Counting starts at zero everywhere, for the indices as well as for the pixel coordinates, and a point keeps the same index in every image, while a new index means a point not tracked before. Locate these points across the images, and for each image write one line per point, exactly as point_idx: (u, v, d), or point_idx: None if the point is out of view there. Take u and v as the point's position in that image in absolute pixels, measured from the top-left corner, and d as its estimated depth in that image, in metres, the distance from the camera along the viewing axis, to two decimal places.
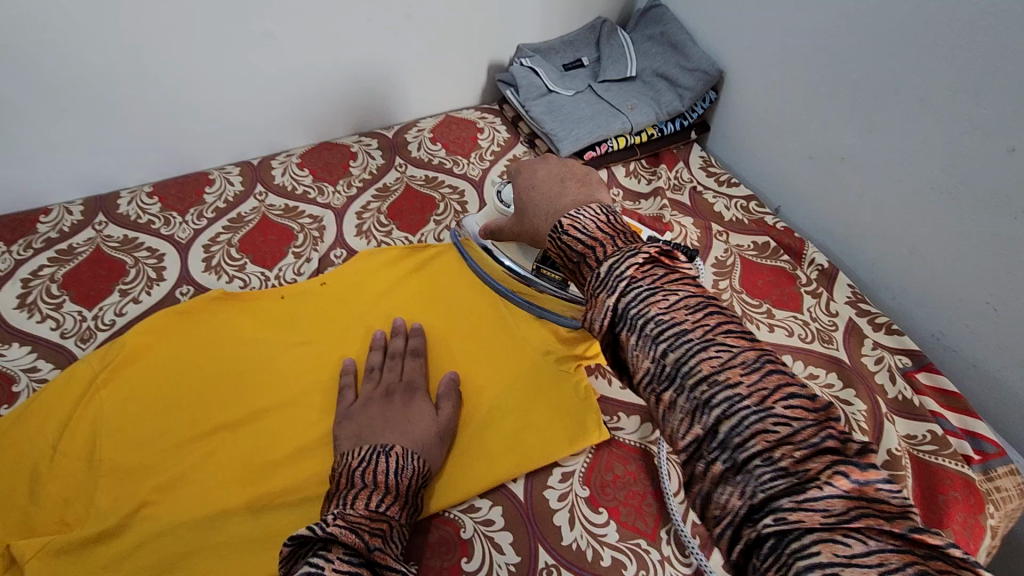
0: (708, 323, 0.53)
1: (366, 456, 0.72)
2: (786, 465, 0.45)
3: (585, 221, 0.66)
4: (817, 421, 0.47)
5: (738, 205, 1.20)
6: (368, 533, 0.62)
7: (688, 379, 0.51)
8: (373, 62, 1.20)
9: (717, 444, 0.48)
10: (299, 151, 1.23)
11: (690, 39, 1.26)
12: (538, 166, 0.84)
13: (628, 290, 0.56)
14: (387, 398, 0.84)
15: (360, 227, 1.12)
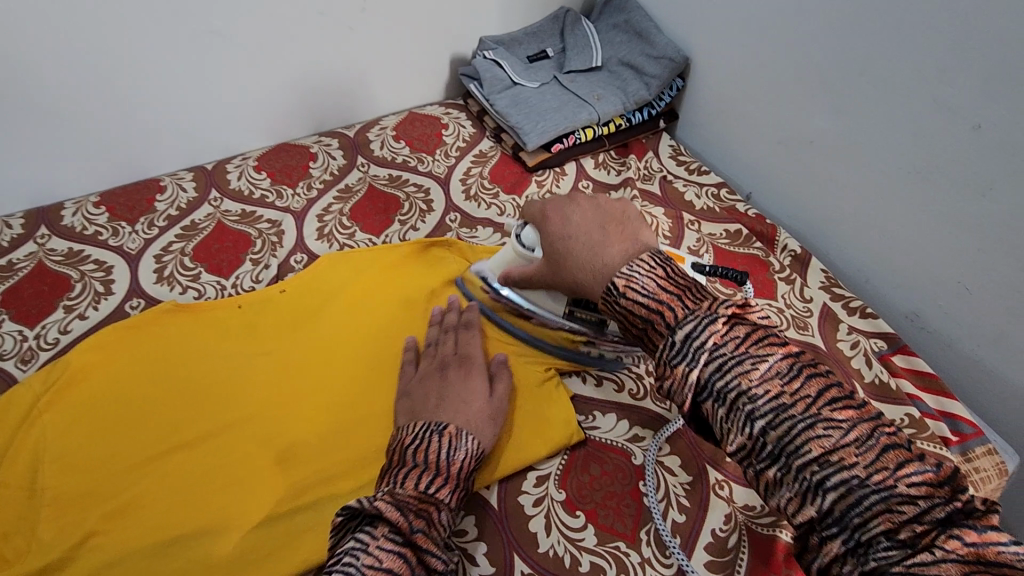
0: (809, 395, 0.49)
1: (420, 433, 0.63)
2: (904, 538, 0.43)
3: (640, 280, 0.59)
4: (942, 496, 0.44)
5: (709, 193, 1.01)
6: (416, 511, 0.56)
7: (794, 459, 0.47)
8: (464, 16, 1.10)
9: (834, 523, 0.46)
10: (390, 123, 1.12)
11: (655, 26, 1.08)
12: (571, 209, 0.71)
13: (711, 360, 0.52)
14: (440, 374, 0.71)
15: (468, 192, 1.01)
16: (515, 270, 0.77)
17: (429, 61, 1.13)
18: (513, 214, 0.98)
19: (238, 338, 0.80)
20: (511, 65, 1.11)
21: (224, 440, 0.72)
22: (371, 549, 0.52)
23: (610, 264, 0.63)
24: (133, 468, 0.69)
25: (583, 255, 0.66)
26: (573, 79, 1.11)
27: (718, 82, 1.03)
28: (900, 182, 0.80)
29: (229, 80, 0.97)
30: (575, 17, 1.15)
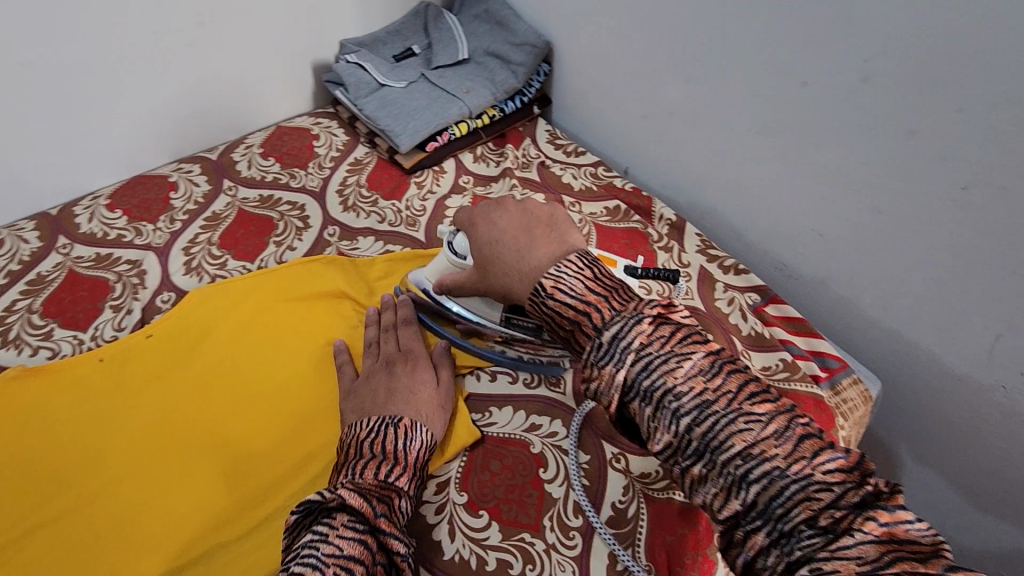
0: (730, 391, 0.53)
1: (374, 427, 0.63)
2: (824, 524, 0.47)
3: (569, 281, 0.60)
4: (852, 480, 0.49)
5: (587, 173, 1.03)
6: (376, 498, 0.57)
7: (719, 454, 0.51)
8: (318, 21, 1.06)
9: (758, 515, 0.49)
10: (256, 140, 1.06)
11: (513, 13, 1.08)
12: (498, 215, 0.72)
13: (638, 359, 0.54)
14: (388, 370, 0.71)
15: (345, 203, 0.98)
16: (446, 277, 0.76)
17: (288, 70, 1.08)
18: (395, 220, 0.95)
19: (104, 393, 0.74)
20: (376, 67, 1.08)
21: (100, 503, 0.66)
22: (332, 537, 0.53)
23: (539, 266, 0.64)
24: None
25: (510, 258, 0.67)
26: (442, 74, 1.09)
27: (581, 63, 1.04)
28: (750, 143, 0.84)
29: (58, 114, 0.89)
30: (437, 10, 1.13)
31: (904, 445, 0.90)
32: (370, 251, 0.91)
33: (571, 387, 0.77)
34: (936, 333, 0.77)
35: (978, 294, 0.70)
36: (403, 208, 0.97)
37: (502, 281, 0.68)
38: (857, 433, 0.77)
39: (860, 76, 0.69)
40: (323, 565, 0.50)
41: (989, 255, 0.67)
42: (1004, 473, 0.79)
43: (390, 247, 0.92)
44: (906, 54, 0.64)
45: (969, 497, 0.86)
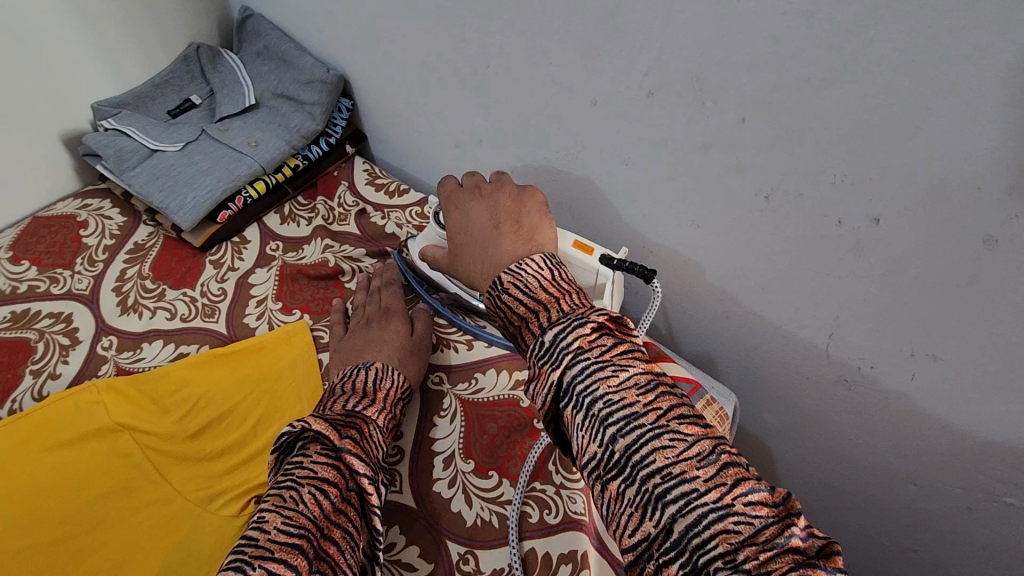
0: (660, 407, 0.47)
1: (347, 373, 0.66)
2: (749, 569, 0.39)
3: (526, 277, 0.58)
4: (779, 519, 0.42)
5: (412, 214, 0.92)
6: (344, 426, 0.55)
7: (638, 470, 0.45)
8: (53, 87, 0.88)
9: (673, 545, 0.42)
10: (4, 241, 0.87)
11: (296, 46, 0.94)
12: (471, 203, 0.69)
13: (574, 363, 0.50)
14: (365, 325, 0.75)
15: (125, 302, 0.82)
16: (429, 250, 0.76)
17: (30, 151, 0.89)
18: (188, 313, 0.81)
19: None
20: (143, 130, 0.91)
21: None
22: (306, 462, 0.50)
23: (501, 266, 0.62)
24: None
25: (477, 255, 0.66)
26: (227, 126, 0.94)
27: (381, 92, 0.93)
28: (563, 166, 0.78)
29: None
30: (210, 50, 0.98)
31: (774, 442, 0.89)
32: (158, 359, 0.76)
33: (409, 483, 0.67)
34: (776, 334, 0.74)
35: (803, 294, 0.68)
36: (197, 296, 0.83)
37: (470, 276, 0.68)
38: None
39: (644, 90, 0.64)
40: (298, 484, 0.48)
41: (804, 257, 0.64)
42: (863, 456, 0.78)
43: (184, 349, 0.77)
44: (680, 64, 0.59)
45: (836, 487, 0.86)
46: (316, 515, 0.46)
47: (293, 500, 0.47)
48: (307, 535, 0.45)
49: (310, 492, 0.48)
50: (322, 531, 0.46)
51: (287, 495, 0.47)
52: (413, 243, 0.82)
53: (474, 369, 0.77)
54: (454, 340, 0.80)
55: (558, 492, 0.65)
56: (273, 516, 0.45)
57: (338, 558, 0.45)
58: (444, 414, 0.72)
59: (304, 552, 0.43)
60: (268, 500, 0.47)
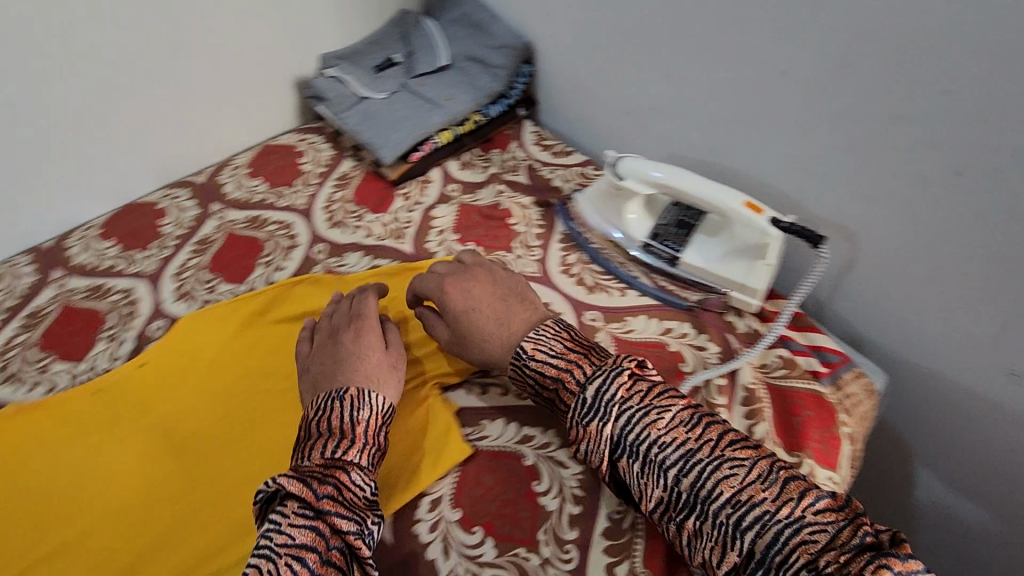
0: (711, 438, 0.57)
1: (321, 405, 0.65)
2: (834, 570, 0.49)
3: (547, 341, 0.67)
4: (848, 519, 0.52)
5: (575, 173, 1.00)
6: (320, 482, 0.57)
7: (709, 505, 0.54)
8: (296, 38, 1.06)
9: (758, 564, 0.52)
10: (243, 160, 1.06)
11: (491, 16, 1.06)
12: (472, 284, 0.75)
13: (622, 415, 0.59)
14: (334, 342, 0.72)
15: (333, 218, 0.97)
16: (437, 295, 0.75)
17: (271, 90, 1.08)
18: (382, 233, 0.95)
19: (74, 439, 0.75)
20: (356, 80, 1.07)
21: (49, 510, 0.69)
22: (284, 526, 0.54)
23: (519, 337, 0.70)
24: None
25: (492, 329, 0.71)
26: (423, 82, 1.08)
27: (562, 61, 1.02)
28: (736, 136, 0.83)
29: (47, 145, 0.90)
30: (415, 18, 1.12)
31: (916, 440, 0.87)
32: (358, 266, 0.90)
33: None
34: (940, 319, 0.74)
35: (980, 277, 0.68)
36: (390, 220, 0.96)
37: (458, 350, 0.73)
38: (864, 431, 0.74)
39: (840, 62, 0.67)
40: (275, 556, 0.52)
41: (988, 237, 0.64)
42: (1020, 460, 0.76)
43: (378, 261, 0.91)
44: (884, 35, 0.63)
45: (981, 493, 0.83)
46: None
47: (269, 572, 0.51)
48: None
49: (288, 561, 0.52)
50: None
51: (264, 568, 0.52)
52: (581, 195, 0.92)
53: (626, 312, 0.83)
54: (609, 287, 0.86)
55: None
56: None
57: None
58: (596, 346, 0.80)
59: None
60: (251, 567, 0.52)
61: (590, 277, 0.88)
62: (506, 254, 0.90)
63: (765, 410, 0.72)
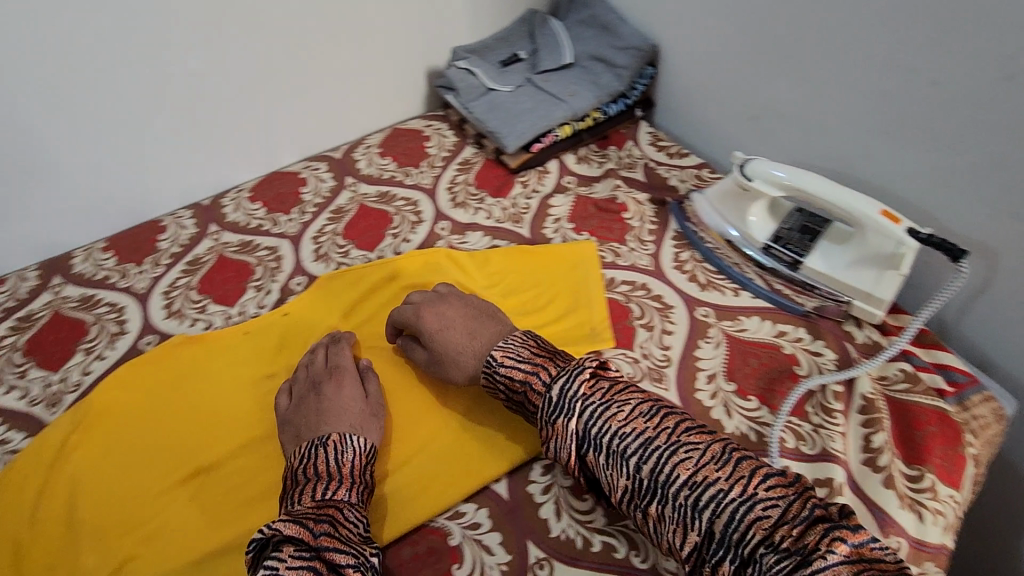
0: (668, 426, 0.60)
1: (305, 452, 0.67)
2: (787, 545, 0.51)
3: (515, 348, 0.70)
4: (797, 495, 0.55)
5: (691, 174, 1.02)
6: (315, 523, 0.58)
7: (669, 488, 0.57)
8: (435, 30, 1.13)
9: (719, 545, 0.54)
10: (375, 141, 1.15)
11: (620, 17, 1.10)
12: (445, 306, 0.78)
13: (584, 409, 0.62)
14: (315, 393, 0.74)
15: (455, 199, 1.03)
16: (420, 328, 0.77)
17: (407, 77, 1.16)
18: (501, 217, 1.00)
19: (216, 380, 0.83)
20: (485, 72, 1.13)
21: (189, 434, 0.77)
22: (283, 569, 0.53)
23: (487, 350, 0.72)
24: (97, 453, 0.76)
25: (465, 344, 0.74)
26: (547, 78, 1.12)
27: (688, 65, 1.05)
28: (872, 145, 0.83)
29: (217, 113, 1.01)
30: (543, 17, 1.18)
31: None
32: (478, 245, 0.96)
33: (675, 384, 0.77)
34: None
35: None
36: (509, 205, 1.02)
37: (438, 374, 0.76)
38: (988, 455, 0.72)
39: (1001, 75, 0.67)
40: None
41: None
42: None
43: (497, 242, 0.96)
44: None
45: None
46: None
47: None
48: None
49: None
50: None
51: None
52: (700, 195, 0.94)
53: (739, 312, 0.85)
54: (722, 286, 0.88)
55: (816, 430, 0.72)
56: None
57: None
58: (708, 341, 0.81)
59: None
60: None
61: (704, 275, 0.89)
62: (620, 246, 0.94)
63: (885, 422, 0.72)
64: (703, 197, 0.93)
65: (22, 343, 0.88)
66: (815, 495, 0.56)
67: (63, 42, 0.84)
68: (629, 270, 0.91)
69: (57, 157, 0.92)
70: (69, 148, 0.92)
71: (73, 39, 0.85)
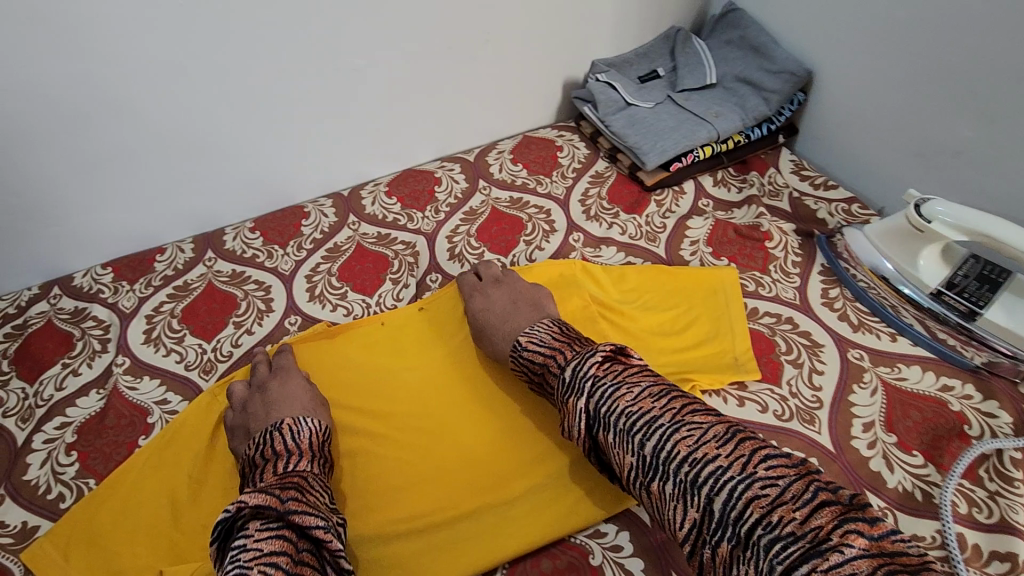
0: (674, 407, 0.58)
1: (258, 441, 0.69)
2: (793, 530, 0.47)
3: (539, 334, 0.73)
4: (799, 475, 0.51)
5: (840, 208, 0.97)
6: (282, 490, 0.60)
7: (670, 465, 0.55)
8: (580, 41, 1.13)
9: (718, 526, 0.51)
10: (507, 147, 1.16)
11: (774, 40, 1.07)
12: (490, 290, 0.85)
13: (595, 389, 0.62)
14: (261, 391, 0.76)
15: (588, 212, 1.03)
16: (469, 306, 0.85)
17: (545, 86, 1.17)
18: (636, 234, 0.99)
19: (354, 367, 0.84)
20: (625, 86, 1.12)
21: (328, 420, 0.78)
22: (250, 543, 0.54)
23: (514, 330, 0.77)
24: None
25: (496, 325, 0.79)
26: (688, 97, 1.10)
27: (846, 94, 1.00)
28: None
29: (368, 108, 1.04)
30: (686, 35, 1.15)
31: None
32: (613, 261, 0.95)
33: (828, 428, 0.73)
34: None
35: None
36: (644, 223, 1.00)
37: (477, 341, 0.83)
38: None
39: None
40: (247, 570, 0.51)
41: None
42: None
43: (632, 259, 0.95)
44: None
45: None
46: None
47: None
48: None
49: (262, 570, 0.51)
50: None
51: None
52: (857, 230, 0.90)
53: (897, 359, 0.80)
54: (877, 329, 0.83)
55: (992, 498, 0.66)
56: None
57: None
58: (863, 386, 0.77)
59: None
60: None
61: (856, 315, 0.85)
62: (762, 276, 0.90)
63: None
64: (863, 234, 0.88)
65: (179, 310, 0.93)
66: (822, 478, 0.51)
67: (253, 26, 0.87)
68: (773, 301, 0.87)
69: (220, 137, 0.96)
70: (238, 130, 0.96)
71: (257, 27, 0.87)
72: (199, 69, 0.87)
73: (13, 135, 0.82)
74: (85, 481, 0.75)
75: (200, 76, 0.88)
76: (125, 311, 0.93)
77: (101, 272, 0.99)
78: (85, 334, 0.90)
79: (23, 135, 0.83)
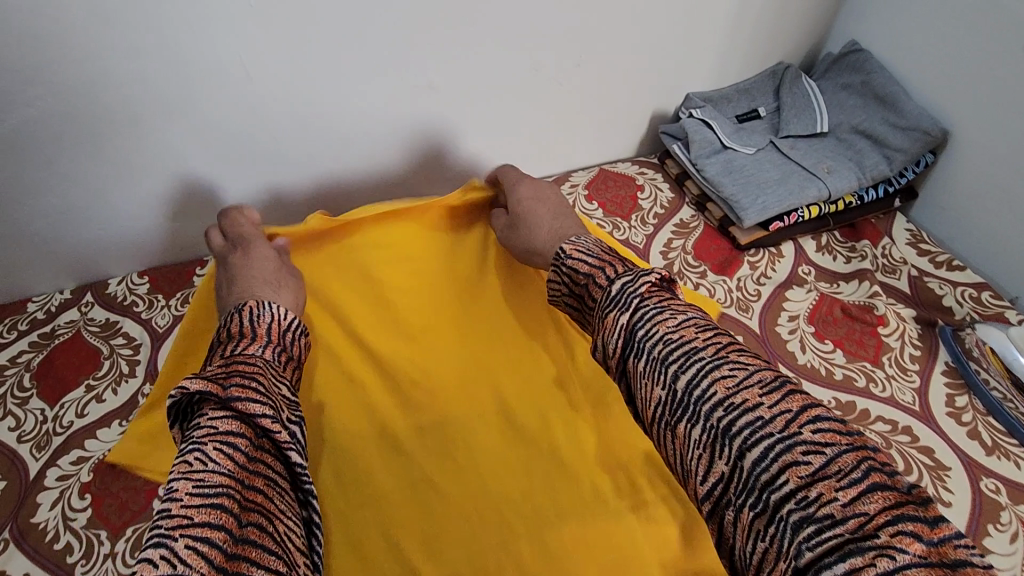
0: (720, 342, 0.48)
1: (224, 320, 0.66)
2: (832, 511, 0.37)
3: (585, 246, 0.65)
4: (853, 449, 0.40)
5: (967, 294, 0.85)
6: (226, 377, 0.52)
7: (702, 406, 0.44)
8: (679, 71, 1.01)
9: (745, 491, 0.41)
10: (582, 179, 1.05)
11: (905, 92, 0.94)
12: (543, 185, 0.82)
13: (638, 307, 0.51)
14: (241, 252, 0.75)
15: (670, 268, 0.91)
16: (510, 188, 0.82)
17: (631, 116, 1.05)
18: (725, 299, 0.87)
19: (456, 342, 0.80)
20: (722, 126, 0.99)
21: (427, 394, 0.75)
22: (206, 421, 0.48)
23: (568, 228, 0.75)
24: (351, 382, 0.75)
25: (545, 219, 0.77)
26: (794, 145, 0.98)
27: (987, 163, 0.87)
28: None
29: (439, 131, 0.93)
30: (796, 73, 1.02)
31: None
32: None
33: None
34: None
35: None
36: (734, 287, 0.88)
37: (508, 236, 0.80)
38: None
39: None
40: (201, 445, 0.45)
41: None
42: None
43: None
44: None
45: None
46: (231, 470, 0.45)
47: (202, 461, 0.44)
48: (229, 493, 0.43)
49: (217, 447, 0.46)
50: (243, 482, 0.45)
51: (193, 459, 0.44)
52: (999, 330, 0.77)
53: None
54: (1014, 454, 0.71)
55: None
56: (183, 484, 0.42)
57: (265, 504, 0.45)
58: (1001, 528, 0.65)
59: (228, 511, 0.42)
60: (174, 468, 0.44)
61: (988, 433, 0.72)
62: (874, 369, 0.78)
63: None
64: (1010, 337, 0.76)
65: None
66: (880, 458, 0.40)
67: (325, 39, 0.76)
68: (888, 403, 0.75)
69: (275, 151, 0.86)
70: (296, 146, 0.86)
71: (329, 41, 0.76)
72: (263, 83, 0.78)
73: (53, 137, 0.73)
74: (97, 532, 0.67)
75: (260, 88, 0.78)
76: (157, 331, 0.85)
77: (136, 281, 0.91)
78: (114, 353, 0.83)
79: (63, 140, 0.74)
